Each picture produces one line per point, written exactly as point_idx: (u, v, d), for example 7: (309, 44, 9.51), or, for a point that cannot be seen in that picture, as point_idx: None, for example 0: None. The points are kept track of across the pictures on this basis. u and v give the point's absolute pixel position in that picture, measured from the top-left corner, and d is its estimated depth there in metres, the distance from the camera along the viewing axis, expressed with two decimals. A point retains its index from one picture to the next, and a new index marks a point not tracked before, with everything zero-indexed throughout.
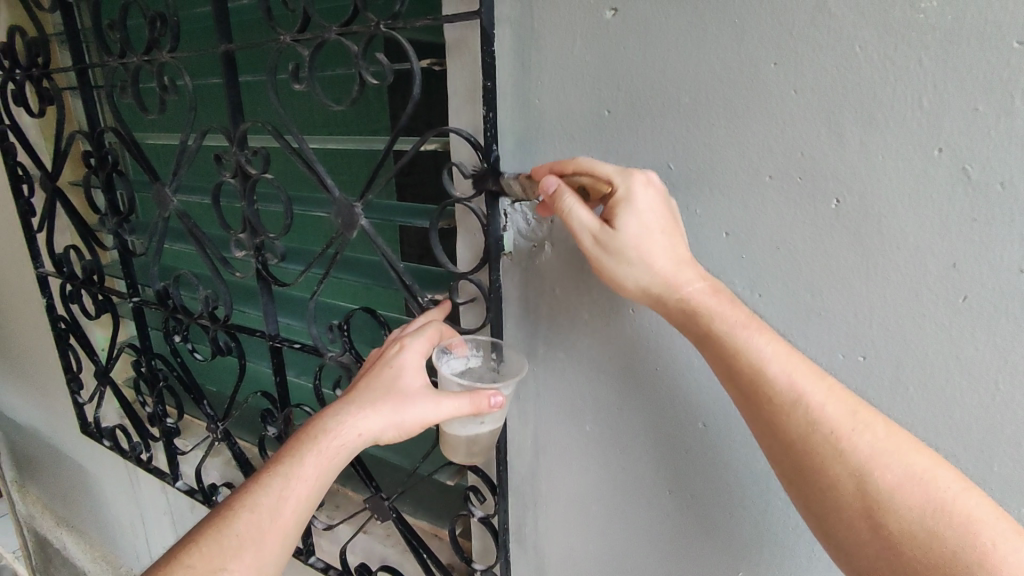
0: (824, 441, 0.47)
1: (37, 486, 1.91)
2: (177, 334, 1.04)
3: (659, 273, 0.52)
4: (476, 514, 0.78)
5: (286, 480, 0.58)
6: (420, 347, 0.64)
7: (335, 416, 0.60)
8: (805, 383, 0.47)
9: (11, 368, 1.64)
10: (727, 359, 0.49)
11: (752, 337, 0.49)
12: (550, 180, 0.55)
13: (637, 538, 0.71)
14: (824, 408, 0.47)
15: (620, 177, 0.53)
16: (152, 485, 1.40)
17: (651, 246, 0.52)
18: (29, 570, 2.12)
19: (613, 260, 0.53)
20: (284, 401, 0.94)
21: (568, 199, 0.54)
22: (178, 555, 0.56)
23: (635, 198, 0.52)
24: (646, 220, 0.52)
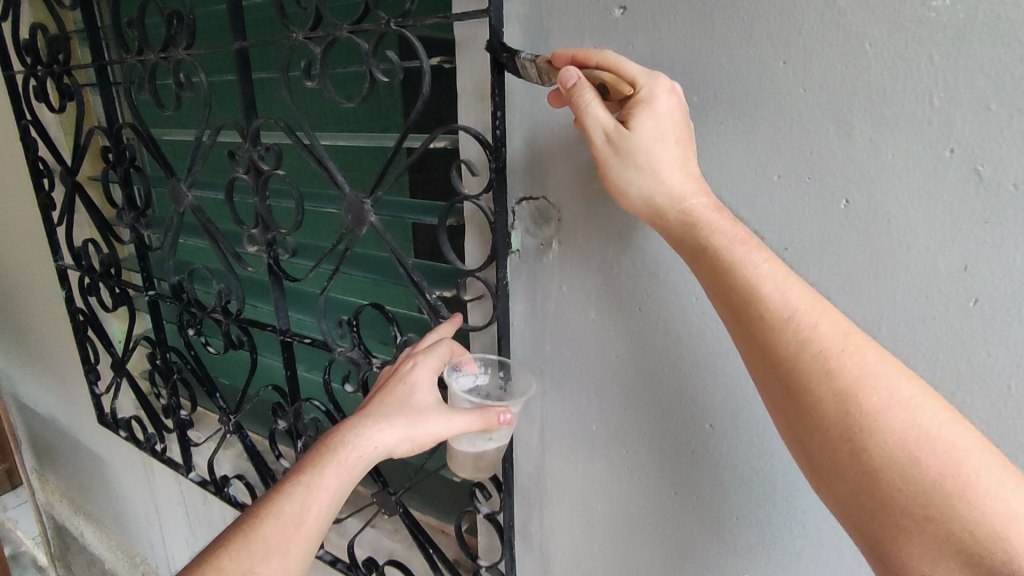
0: (813, 357, 0.44)
1: (56, 475, 1.95)
2: (191, 327, 1.05)
3: (664, 183, 0.50)
4: (482, 511, 0.79)
5: (308, 490, 0.59)
6: (432, 364, 0.65)
7: (352, 429, 0.61)
8: (796, 299, 0.45)
9: (32, 358, 1.68)
10: (718, 275, 0.48)
11: (752, 253, 0.47)
12: (572, 71, 0.51)
13: (642, 538, 0.71)
14: (816, 329, 0.44)
15: (647, 80, 0.51)
16: (167, 476, 1.42)
17: (661, 154, 0.50)
18: (48, 557, 2.17)
19: (621, 161, 0.51)
20: (295, 395, 0.95)
21: (587, 97, 0.51)
22: (204, 564, 0.56)
23: (656, 101, 0.50)
24: (663, 125, 0.50)
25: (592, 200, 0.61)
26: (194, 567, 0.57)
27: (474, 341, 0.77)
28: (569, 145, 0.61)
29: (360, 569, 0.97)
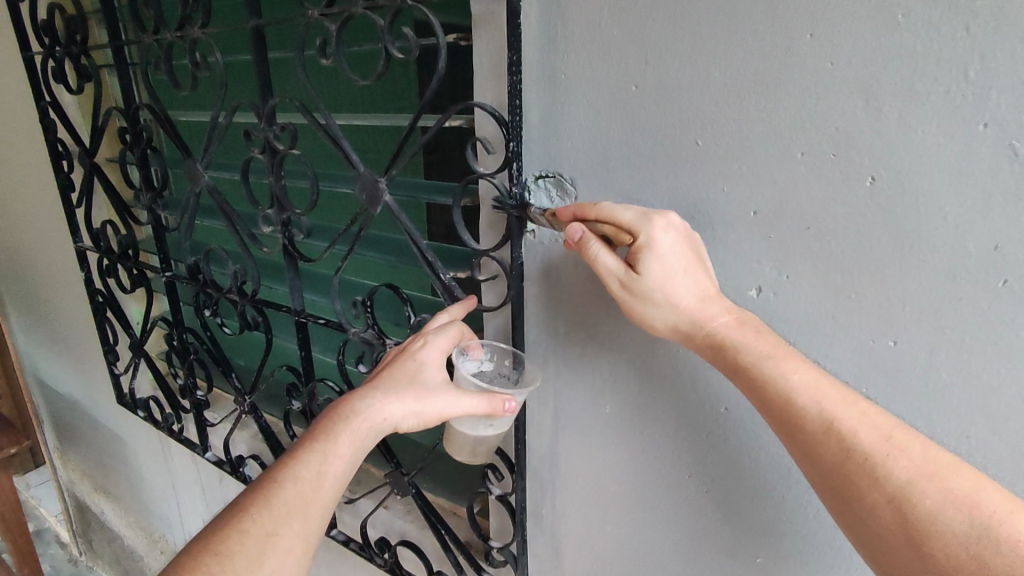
0: (856, 461, 0.46)
1: (77, 454, 1.99)
2: (208, 309, 1.06)
3: (685, 312, 0.53)
4: (493, 492, 0.80)
5: (323, 457, 0.60)
6: (441, 345, 0.65)
7: (366, 400, 0.61)
8: (830, 404, 0.47)
9: (53, 339, 1.71)
10: (754, 389, 0.50)
11: (780, 366, 0.49)
12: (576, 227, 0.56)
13: (655, 522, 0.70)
14: (856, 434, 0.46)
15: (642, 223, 0.54)
16: (184, 456, 1.44)
17: (674, 287, 0.53)
18: (70, 534, 2.23)
19: (640, 301, 0.54)
20: (309, 375, 0.95)
21: (593, 247, 0.56)
22: (229, 524, 0.57)
23: (656, 243, 0.53)
24: (668, 263, 0.53)
25: (609, 179, 0.61)
26: (215, 529, 0.57)
27: (487, 323, 0.76)
28: (587, 122, 0.60)
29: (373, 549, 0.98)
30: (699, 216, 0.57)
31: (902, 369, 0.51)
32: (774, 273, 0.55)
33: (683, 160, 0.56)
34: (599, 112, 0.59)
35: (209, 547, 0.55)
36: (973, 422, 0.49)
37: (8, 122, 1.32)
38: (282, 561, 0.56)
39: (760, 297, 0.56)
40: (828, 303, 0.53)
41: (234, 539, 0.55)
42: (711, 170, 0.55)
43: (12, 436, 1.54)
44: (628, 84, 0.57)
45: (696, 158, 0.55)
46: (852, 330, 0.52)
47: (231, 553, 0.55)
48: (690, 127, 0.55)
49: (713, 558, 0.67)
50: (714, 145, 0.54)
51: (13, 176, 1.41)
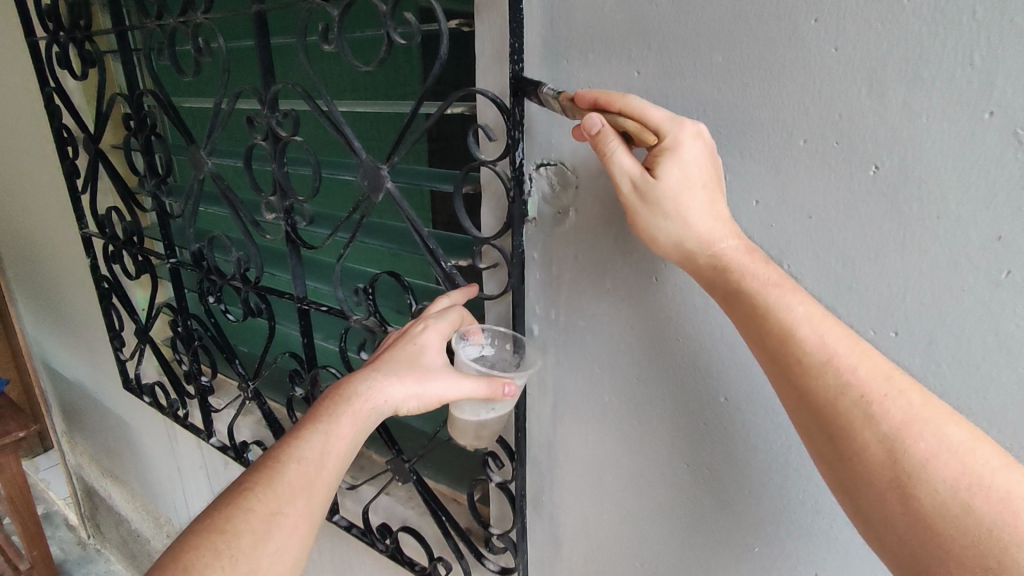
0: (852, 403, 0.44)
1: (84, 438, 2.01)
2: (211, 295, 1.07)
3: (693, 228, 0.51)
4: (493, 480, 0.80)
5: (328, 436, 0.61)
6: (441, 329, 0.67)
7: (368, 382, 0.63)
8: (833, 338, 0.46)
9: (60, 324, 1.72)
10: (752, 321, 0.48)
11: (785, 295, 0.47)
12: (596, 117, 0.52)
13: (652, 510, 0.71)
14: (856, 371, 0.44)
15: (671, 127, 0.51)
16: (189, 441, 1.46)
17: (688, 200, 0.51)
18: (78, 517, 2.26)
19: (649, 211, 0.52)
20: (311, 362, 0.96)
21: (611, 143, 0.52)
22: (232, 502, 0.56)
23: (681, 148, 0.51)
24: (689, 171, 0.51)
25: None
26: (217, 509, 0.56)
27: (488, 311, 0.76)
28: None
29: (374, 534, 0.99)
30: None
31: (903, 359, 0.50)
32: (774, 262, 0.54)
33: None
34: None
35: (212, 525, 0.54)
36: (972, 413, 0.49)
37: (15, 108, 1.33)
38: (288, 538, 0.56)
39: None
40: (828, 292, 0.52)
41: (239, 516, 0.55)
42: None
43: (20, 420, 1.56)
44: (631, 71, 0.56)
45: None
46: (852, 320, 0.52)
47: (237, 531, 0.54)
48: (692, 114, 0.54)
49: (709, 546, 0.68)
50: (716, 132, 0.54)
51: (20, 162, 1.42)
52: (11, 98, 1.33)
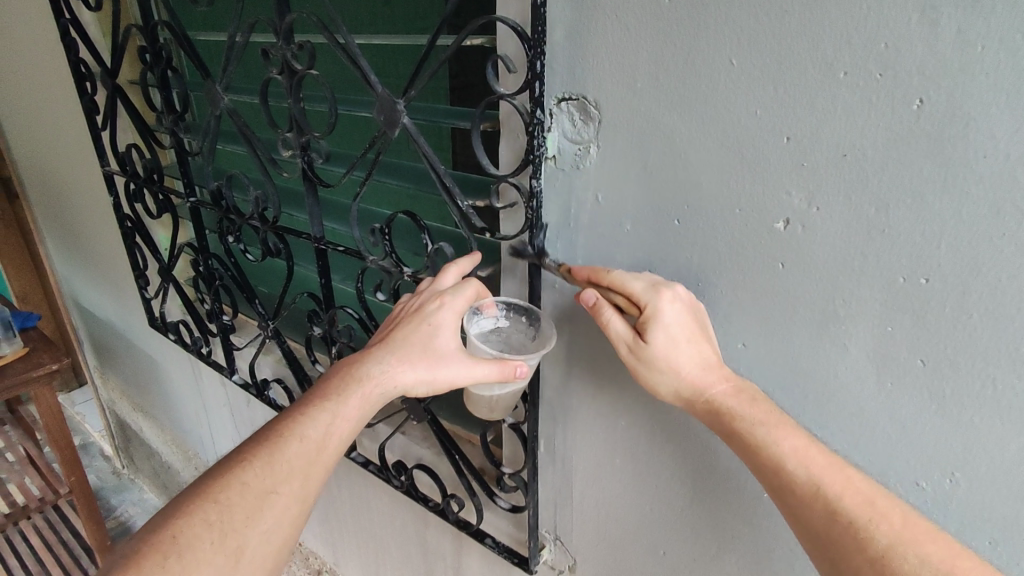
0: (844, 529, 0.48)
1: (115, 374, 2.09)
2: (231, 235, 1.07)
3: (686, 379, 0.56)
4: (507, 421, 0.81)
5: (334, 417, 0.62)
6: (457, 307, 0.67)
7: (379, 366, 0.64)
8: (818, 468, 0.50)
9: (88, 262, 1.76)
10: (749, 451, 0.53)
11: (773, 432, 0.52)
12: (589, 292, 0.59)
13: (663, 454, 0.71)
14: (842, 500, 0.49)
15: (650, 297, 0.57)
16: (213, 378, 1.50)
17: (677, 355, 0.56)
18: (113, 448, 2.37)
19: (646, 368, 0.58)
20: (329, 302, 0.96)
21: (604, 313, 0.59)
22: (231, 471, 0.58)
23: (663, 314, 0.56)
24: (673, 333, 0.56)
25: (636, 103, 0.58)
26: (214, 476, 0.58)
27: (505, 252, 0.75)
28: (616, 39, 0.57)
29: (390, 471, 1.01)
30: (728, 145, 0.54)
31: (932, 306, 0.49)
32: (802, 205, 0.52)
33: (714, 82, 0.52)
34: (629, 28, 0.56)
35: (207, 494, 0.56)
36: (1000, 364, 0.47)
37: (33, 41, 1.32)
38: (277, 519, 0.57)
39: (787, 230, 0.53)
40: (858, 237, 0.50)
41: (234, 488, 0.57)
42: (744, 93, 0.51)
43: (54, 354, 1.62)
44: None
45: (730, 81, 0.52)
46: (881, 267, 0.50)
47: (230, 504, 0.56)
48: (725, 44, 0.51)
49: (720, 492, 0.68)
50: (749, 64, 0.50)
51: (42, 98, 1.42)
52: (29, 30, 1.32)
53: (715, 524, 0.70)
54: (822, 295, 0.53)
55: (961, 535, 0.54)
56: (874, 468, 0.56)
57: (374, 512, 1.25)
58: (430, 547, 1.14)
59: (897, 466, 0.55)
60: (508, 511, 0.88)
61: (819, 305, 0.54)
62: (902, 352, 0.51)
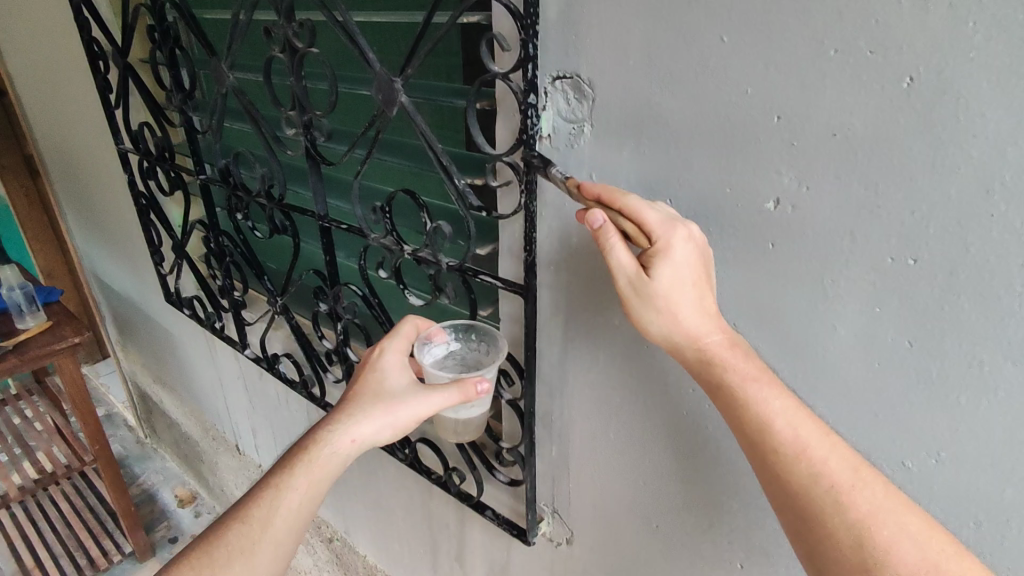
0: (824, 493, 0.49)
1: (136, 347, 2.15)
2: (239, 212, 1.09)
3: (683, 328, 0.54)
4: (505, 396, 0.82)
5: (278, 491, 0.66)
6: (398, 348, 0.75)
7: (326, 427, 0.68)
8: (804, 430, 0.50)
9: (106, 239, 1.80)
10: (732, 412, 0.52)
11: (762, 389, 0.51)
12: (598, 215, 0.56)
13: (654, 429, 0.72)
14: (826, 462, 0.49)
15: (662, 232, 0.54)
16: (226, 351, 1.54)
17: (678, 299, 0.54)
18: (137, 419, 2.46)
19: (642, 305, 0.55)
20: (334, 279, 0.98)
21: (610, 239, 0.55)
22: (175, 566, 0.63)
23: (672, 252, 0.54)
24: (681, 273, 0.54)
25: (628, 80, 0.57)
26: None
27: (502, 231, 0.75)
28: (608, 16, 0.56)
29: (394, 444, 1.04)
30: (719, 120, 0.53)
31: (920, 287, 0.48)
32: (792, 184, 0.52)
33: (706, 59, 0.52)
34: (622, 5, 0.55)
35: None
36: (988, 343, 0.47)
37: (48, 19, 1.34)
38: None
39: (777, 209, 0.53)
40: (848, 215, 0.50)
41: None
42: (734, 70, 0.51)
43: (75, 326, 1.67)
44: None
45: (721, 57, 0.51)
46: (869, 245, 0.49)
47: None
48: (715, 20, 0.50)
49: (712, 468, 0.69)
50: (740, 41, 0.50)
51: (58, 77, 1.45)
52: (43, 8, 1.33)
53: (708, 496, 0.71)
54: (811, 275, 0.53)
55: (947, 514, 0.54)
56: (861, 448, 0.57)
57: (382, 483, 1.28)
58: (434, 517, 1.18)
59: (883, 446, 0.55)
60: (506, 484, 0.90)
61: (809, 284, 0.54)
62: (890, 332, 0.51)
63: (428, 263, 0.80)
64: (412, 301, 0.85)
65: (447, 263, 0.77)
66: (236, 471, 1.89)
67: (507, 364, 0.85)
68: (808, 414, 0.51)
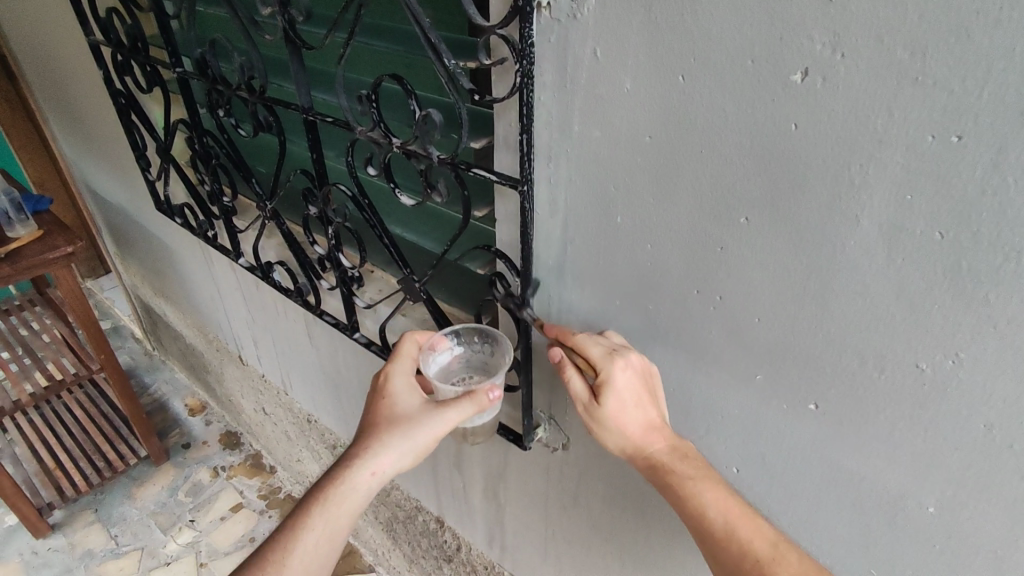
0: (751, 567, 0.58)
1: (134, 260, 2.13)
2: (220, 109, 1.02)
3: (631, 437, 0.66)
4: (500, 300, 0.78)
5: (300, 531, 0.66)
6: (405, 370, 0.76)
7: (343, 463, 0.69)
8: (733, 514, 0.60)
9: (92, 144, 1.73)
10: (678, 499, 0.63)
11: (698, 486, 0.62)
12: (555, 351, 0.68)
13: (653, 335, 0.69)
14: (751, 542, 0.59)
15: (603, 362, 0.64)
16: (222, 262, 1.51)
17: (624, 418, 0.65)
18: (143, 331, 2.48)
19: (599, 426, 0.68)
20: (322, 179, 0.92)
21: (567, 372, 0.68)
22: None
23: (614, 382, 0.64)
24: (623, 399, 0.64)
25: None
26: None
27: (497, 121, 0.69)
28: None
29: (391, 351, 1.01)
30: None
31: (961, 168, 0.43)
32: (825, 51, 0.45)
33: None
34: None
35: None
36: None
37: None
38: None
39: (805, 82, 0.47)
40: (888, 86, 0.43)
41: None
42: None
43: (67, 236, 1.64)
44: None
45: None
46: (910, 122, 0.43)
47: None
48: None
49: (714, 376, 0.66)
50: None
51: None
52: None
53: (706, 404, 0.69)
54: (837, 158, 0.48)
55: (955, 424, 0.51)
56: (874, 352, 0.53)
57: None
58: None
59: (897, 349, 0.52)
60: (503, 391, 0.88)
61: (833, 171, 0.48)
62: (918, 225, 0.46)
63: (418, 157, 0.74)
64: (403, 201, 0.79)
65: (438, 157, 0.70)
66: (240, 382, 1.92)
67: (503, 267, 0.81)
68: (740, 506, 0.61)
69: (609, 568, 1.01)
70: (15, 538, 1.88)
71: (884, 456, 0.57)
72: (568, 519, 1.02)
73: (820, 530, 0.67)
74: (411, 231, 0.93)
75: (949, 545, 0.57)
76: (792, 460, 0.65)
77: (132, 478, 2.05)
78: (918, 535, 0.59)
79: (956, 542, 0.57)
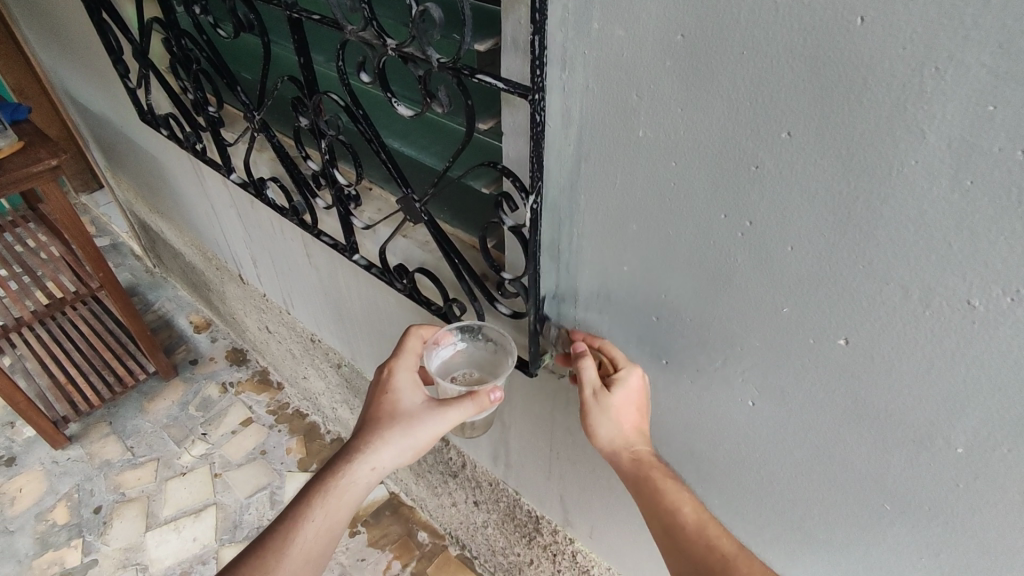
0: (716, 559, 0.60)
1: (125, 174, 2.05)
2: (196, 5, 0.91)
3: (625, 433, 0.71)
4: (506, 223, 0.71)
5: (298, 522, 0.65)
6: (408, 365, 0.75)
7: (343, 457, 0.69)
8: (705, 518, 0.64)
9: (67, 47, 1.61)
10: (655, 493, 0.67)
11: (679, 494, 0.67)
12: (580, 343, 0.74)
13: (673, 262, 0.64)
14: (720, 539, 0.62)
15: (626, 365, 0.73)
16: (214, 177, 1.44)
17: (624, 415, 0.71)
18: (142, 248, 2.44)
19: (598, 411, 0.71)
20: (312, 87, 0.84)
21: (585, 360, 0.72)
22: None
23: (629, 380, 0.71)
24: (631, 397, 0.71)
25: None
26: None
27: (505, 18, 0.60)
28: None
29: (392, 274, 0.96)
30: None
31: None
32: None
33: None
34: None
35: None
36: None
37: None
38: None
39: None
40: None
41: None
42: None
43: (51, 148, 1.56)
44: None
45: None
46: (1005, 15, 0.36)
47: None
48: None
49: (735, 307, 0.62)
50: None
51: None
52: None
53: (724, 336, 0.65)
54: (907, 60, 0.40)
55: (1004, 364, 0.48)
56: (922, 284, 0.48)
57: (383, 317, 1.25)
58: None
59: (949, 281, 0.47)
60: (510, 316, 0.83)
61: (900, 77, 0.41)
62: (996, 140, 0.40)
63: (416, 61, 0.65)
64: (401, 112, 0.71)
65: (439, 61, 0.62)
66: (243, 300, 1.90)
67: (510, 186, 0.74)
68: (714, 516, 0.65)
69: (613, 488, 1.02)
70: (35, 448, 1.94)
71: (917, 394, 0.54)
72: (573, 442, 1.02)
73: (837, 465, 0.65)
74: (410, 146, 0.86)
75: (974, 484, 0.55)
76: (812, 395, 0.62)
77: (143, 393, 2.08)
78: (942, 473, 0.57)
79: (982, 482, 0.55)
